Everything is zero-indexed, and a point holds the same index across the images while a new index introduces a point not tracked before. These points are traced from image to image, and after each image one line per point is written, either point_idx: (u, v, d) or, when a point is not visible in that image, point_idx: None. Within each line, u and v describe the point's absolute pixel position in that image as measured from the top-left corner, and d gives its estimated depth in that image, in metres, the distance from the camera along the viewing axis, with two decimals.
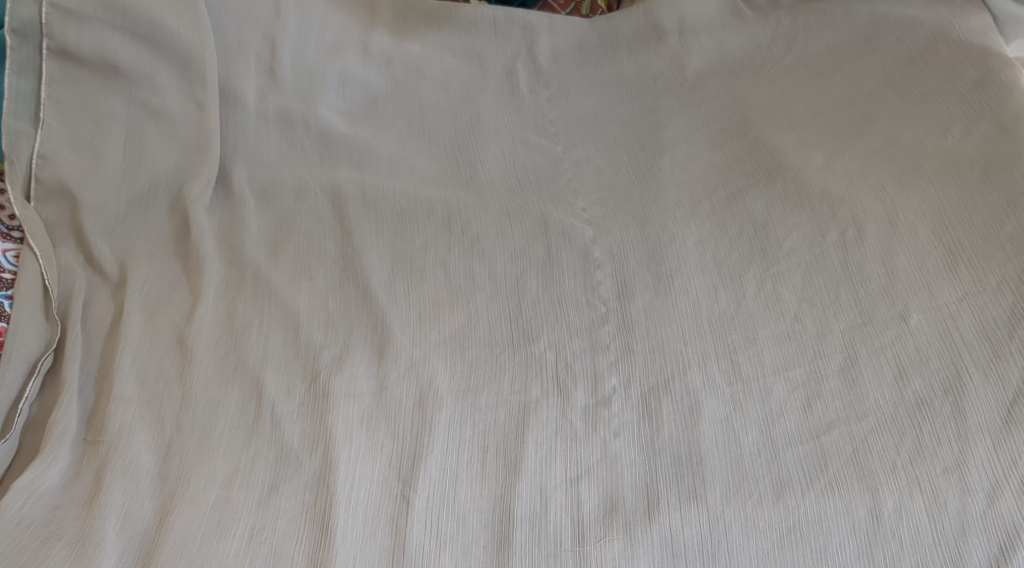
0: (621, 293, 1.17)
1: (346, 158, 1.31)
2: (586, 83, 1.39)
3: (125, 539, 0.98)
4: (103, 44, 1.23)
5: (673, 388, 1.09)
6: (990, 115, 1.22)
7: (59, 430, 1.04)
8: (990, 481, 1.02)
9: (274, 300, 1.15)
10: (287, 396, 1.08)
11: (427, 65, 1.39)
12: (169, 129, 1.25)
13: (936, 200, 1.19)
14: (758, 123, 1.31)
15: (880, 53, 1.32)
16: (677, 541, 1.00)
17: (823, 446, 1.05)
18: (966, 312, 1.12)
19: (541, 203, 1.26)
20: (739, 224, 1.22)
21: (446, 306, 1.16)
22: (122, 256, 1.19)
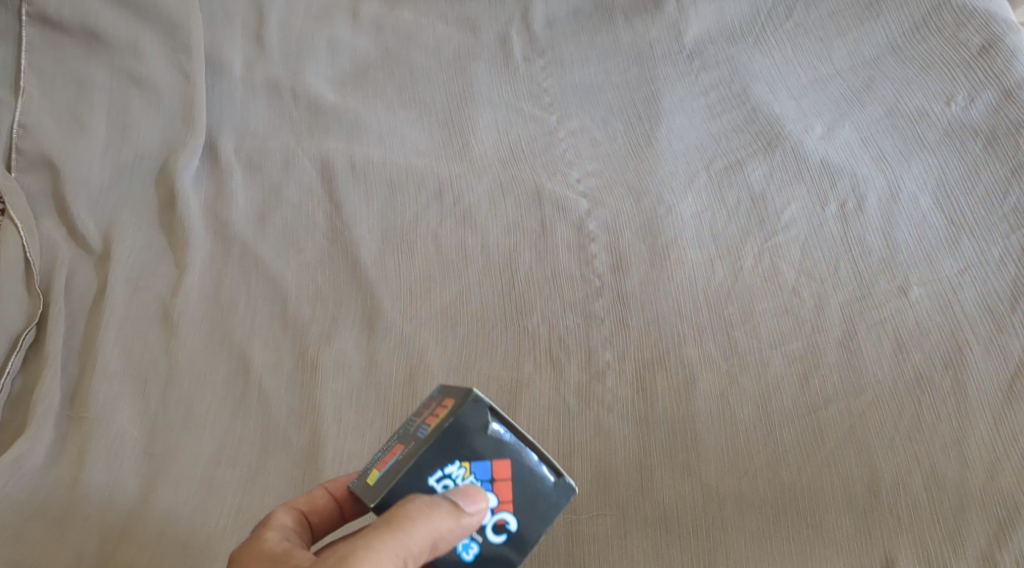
0: (616, 266, 1.14)
1: (335, 128, 1.27)
2: (581, 52, 1.34)
3: (110, 518, 0.98)
4: (84, 11, 1.23)
5: (668, 361, 1.07)
6: (995, 84, 1.21)
7: (43, 406, 1.03)
8: (991, 457, 1.00)
9: (262, 274, 1.14)
10: (275, 369, 1.07)
11: (419, 33, 1.35)
12: (154, 99, 1.23)
13: (938, 170, 1.17)
14: (756, 91, 1.27)
15: (882, 20, 1.29)
16: (671, 518, 0.99)
17: (820, 422, 1.03)
18: (968, 284, 1.09)
19: (534, 173, 1.23)
20: (736, 196, 1.18)
21: (438, 279, 1.14)
22: (107, 227, 1.16)
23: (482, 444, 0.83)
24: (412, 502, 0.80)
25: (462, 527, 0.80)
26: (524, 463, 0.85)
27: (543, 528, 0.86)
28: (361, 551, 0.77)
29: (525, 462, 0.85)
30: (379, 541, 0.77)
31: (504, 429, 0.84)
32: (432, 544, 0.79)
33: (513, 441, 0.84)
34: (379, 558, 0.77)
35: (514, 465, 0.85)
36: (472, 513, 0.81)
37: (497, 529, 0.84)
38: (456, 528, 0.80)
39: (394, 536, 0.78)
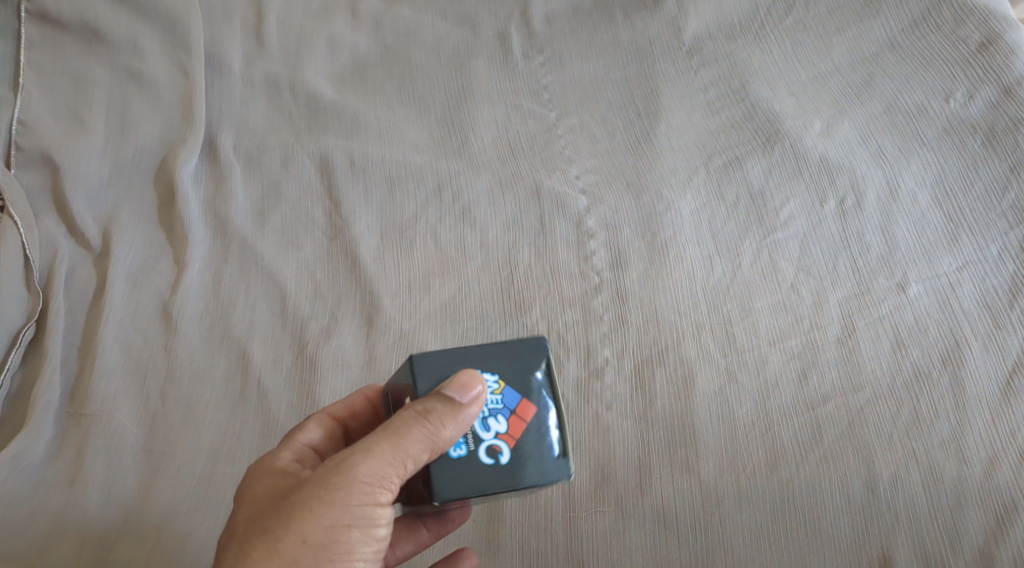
0: (615, 263, 1.14)
1: (334, 125, 1.26)
2: (581, 49, 1.33)
3: (110, 515, 0.99)
4: (84, 8, 1.24)
5: (667, 358, 1.07)
6: (994, 81, 1.21)
7: (43, 403, 1.03)
8: (988, 454, 1.01)
9: (261, 271, 1.14)
10: (274, 366, 1.07)
11: (418, 29, 1.35)
12: (153, 96, 1.23)
13: (937, 167, 1.17)
14: (756, 87, 1.26)
15: (881, 16, 1.28)
16: (670, 514, 1.00)
17: (819, 419, 1.03)
18: (966, 281, 1.09)
19: (534, 170, 1.23)
20: (735, 193, 1.18)
21: (437, 276, 1.14)
22: (106, 224, 1.16)
23: (503, 364, 0.88)
24: (413, 405, 0.83)
25: (458, 425, 0.83)
26: (546, 393, 0.87)
27: (538, 478, 0.85)
28: (362, 457, 0.82)
29: (544, 391, 0.88)
30: (377, 446, 0.82)
31: (533, 355, 0.88)
32: (432, 450, 0.83)
33: (540, 371, 0.88)
34: (379, 463, 0.82)
35: (536, 414, 0.87)
36: (470, 408, 0.83)
37: (490, 448, 0.85)
38: (455, 428, 0.82)
39: (392, 441, 0.82)
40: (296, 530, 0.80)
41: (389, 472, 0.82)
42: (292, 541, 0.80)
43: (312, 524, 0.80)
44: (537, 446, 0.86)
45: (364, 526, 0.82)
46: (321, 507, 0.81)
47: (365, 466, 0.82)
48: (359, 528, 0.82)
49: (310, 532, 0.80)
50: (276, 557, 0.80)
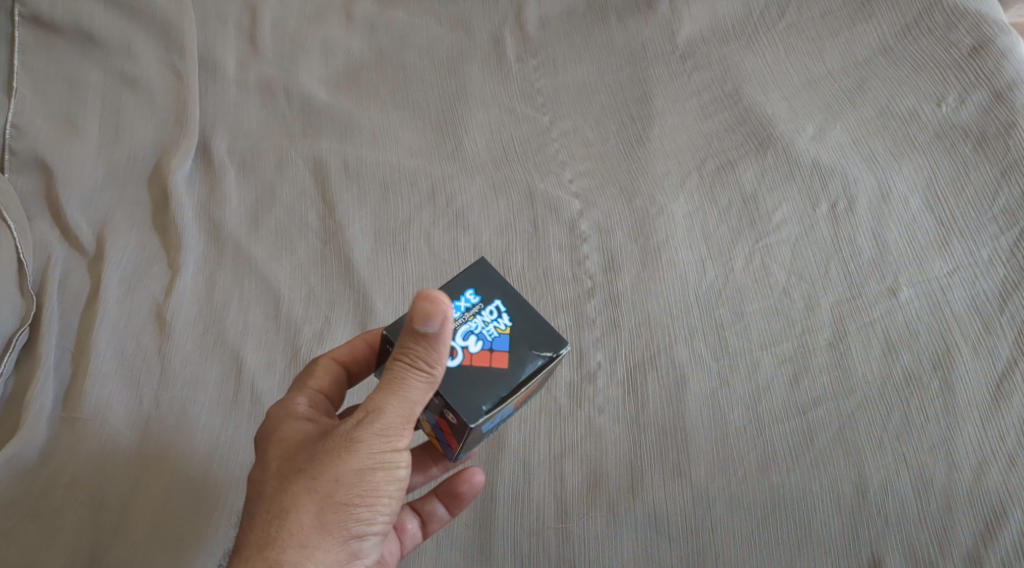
0: (608, 267, 1.14)
1: (328, 128, 1.27)
2: (575, 52, 1.33)
3: (103, 519, 0.99)
4: (77, 11, 1.24)
5: (659, 362, 1.08)
6: (986, 84, 1.21)
7: (36, 407, 1.03)
8: (978, 457, 1.01)
9: (254, 274, 1.14)
10: (268, 370, 1.08)
11: (413, 32, 1.35)
12: (147, 100, 1.23)
13: (929, 171, 1.17)
14: (749, 91, 1.27)
15: (874, 20, 1.29)
16: (662, 519, 1.01)
17: (810, 423, 1.04)
18: (958, 285, 1.10)
19: (527, 173, 1.23)
20: (728, 197, 1.19)
21: (431, 280, 1.15)
22: (99, 228, 1.16)
23: (522, 325, 0.93)
24: (404, 354, 0.86)
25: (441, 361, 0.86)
26: (529, 364, 0.91)
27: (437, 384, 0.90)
28: (377, 403, 0.87)
29: (529, 361, 0.91)
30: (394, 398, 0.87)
31: (546, 341, 0.92)
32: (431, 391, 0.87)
33: (541, 356, 0.91)
34: (391, 413, 0.87)
35: (503, 361, 0.91)
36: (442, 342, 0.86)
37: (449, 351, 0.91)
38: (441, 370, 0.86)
39: (397, 389, 0.86)
40: (327, 470, 0.86)
41: (401, 418, 0.87)
42: (325, 480, 0.86)
43: (340, 466, 0.86)
44: (480, 385, 0.90)
45: (387, 469, 0.88)
46: (348, 451, 0.86)
47: (379, 413, 0.87)
48: (382, 468, 0.88)
49: (341, 472, 0.86)
50: (311, 495, 0.86)
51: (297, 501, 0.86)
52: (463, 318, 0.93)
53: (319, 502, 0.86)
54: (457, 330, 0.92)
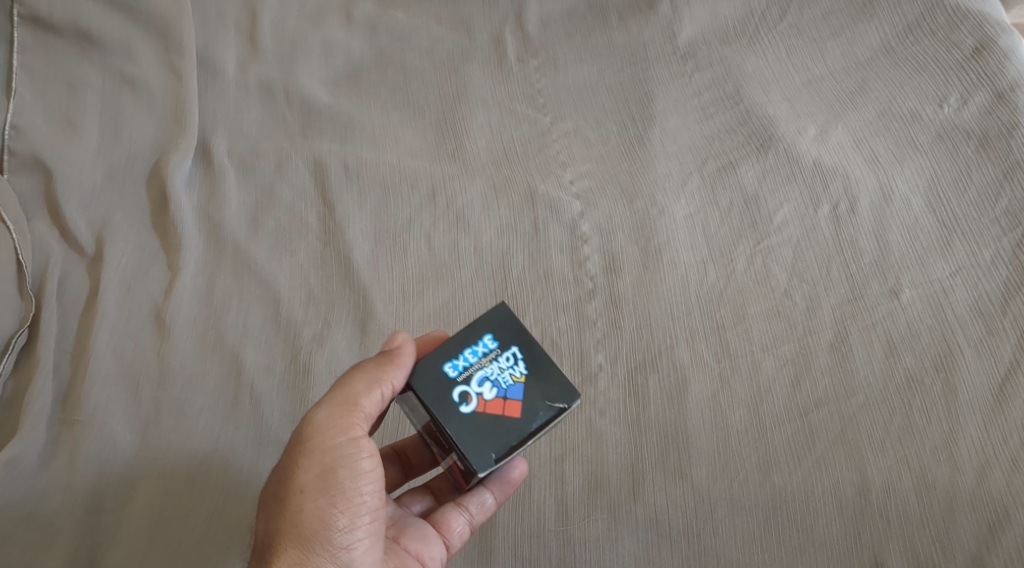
0: (609, 268, 1.14)
1: (328, 129, 1.26)
2: (575, 53, 1.33)
3: (102, 521, 0.99)
4: (76, 12, 1.23)
5: (661, 364, 1.07)
6: (988, 85, 1.20)
7: (35, 409, 1.03)
8: (980, 460, 1.01)
9: (254, 276, 1.14)
10: (268, 373, 1.07)
11: (413, 32, 1.34)
12: (147, 100, 1.23)
13: (930, 172, 1.17)
14: (750, 92, 1.26)
15: (876, 20, 1.28)
16: (663, 521, 1.00)
17: (811, 425, 1.03)
18: (960, 286, 1.09)
19: (528, 174, 1.23)
20: (729, 198, 1.18)
21: (431, 282, 1.14)
22: (99, 229, 1.16)
23: (537, 374, 0.95)
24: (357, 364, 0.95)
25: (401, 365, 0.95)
26: (541, 415, 0.94)
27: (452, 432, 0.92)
28: (327, 409, 0.93)
29: (542, 413, 0.94)
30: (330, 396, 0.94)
31: (561, 392, 0.95)
32: (384, 386, 0.94)
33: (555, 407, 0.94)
34: (335, 413, 0.93)
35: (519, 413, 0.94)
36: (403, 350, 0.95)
37: (463, 397, 0.94)
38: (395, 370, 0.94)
39: (347, 391, 0.94)
40: (292, 485, 0.91)
41: (353, 416, 0.93)
42: (293, 495, 0.91)
43: (302, 476, 0.91)
44: (491, 432, 0.93)
45: (348, 464, 0.92)
46: (304, 459, 0.91)
47: (330, 417, 0.93)
48: (345, 467, 0.92)
49: (304, 481, 0.91)
50: (284, 512, 0.91)
51: (276, 524, 0.91)
52: (480, 363, 0.95)
53: (294, 519, 0.90)
54: (472, 377, 0.95)
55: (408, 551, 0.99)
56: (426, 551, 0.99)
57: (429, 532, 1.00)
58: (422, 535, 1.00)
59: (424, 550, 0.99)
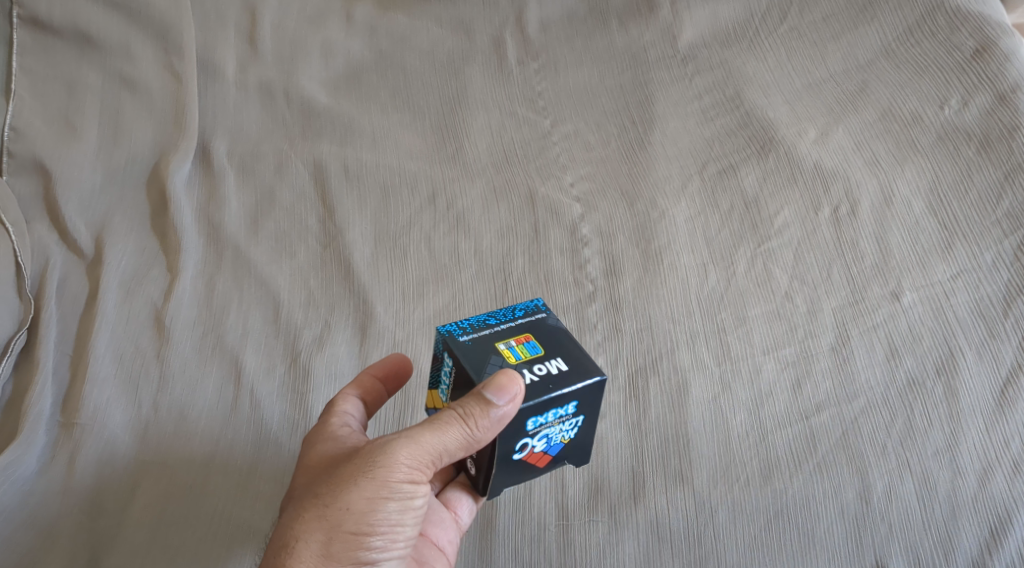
0: (610, 271, 1.14)
1: (328, 131, 1.26)
2: (575, 56, 1.33)
3: (100, 525, 0.98)
4: (76, 14, 1.24)
5: (661, 367, 1.07)
6: (988, 88, 1.20)
7: (34, 411, 1.02)
8: (982, 463, 1.01)
9: (254, 278, 1.14)
10: (267, 376, 1.07)
11: (413, 35, 1.34)
12: (147, 102, 1.23)
13: (931, 174, 1.17)
14: (750, 95, 1.26)
15: (876, 23, 1.28)
16: (664, 525, 1.00)
17: (813, 428, 1.03)
18: (961, 289, 1.09)
19: (528, 177, 1.22)
20: (729, 201, 1.18)
21: (431, 284, 1.14)
22: (98, 231, 1.16)
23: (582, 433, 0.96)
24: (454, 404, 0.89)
25: (495, 422, 0.87)
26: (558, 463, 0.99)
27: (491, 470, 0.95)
28: (404, 441, 0.89)
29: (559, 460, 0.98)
30: (418, 433, 0.89)
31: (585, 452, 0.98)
32: (467, 445, 0.89)
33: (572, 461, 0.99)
34: (412, 450, 0.89)
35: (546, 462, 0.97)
36: (503, 408, 0.86)
37: (520, 447, 0.93)
38: (488, 432, 0.88)
39: (434, 431, 0.89)
40: (340, 499, 0.87)
41: (427, 454, 0.89)
42: (337, 508, 0.87)
43: (352, 495, 0.87)
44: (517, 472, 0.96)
45: (401, 500, 0.89)
46: (364, 480, 0.87)
47: (406, 449, 0.88)
48: (396, 500, 0.88)
49: (353, 501, 0.87)
50: (322, 522, 0.87)
51: (308, 527, 0.87)
52: (551, 424, 0.92)
53: (327, 531, 0.87)
54: (539, 432, 0.92)
55: (427, 539, 0.98)
56: (445, 536, 0.98)
57: (445, 515, 0.99)
58: (440, 518, 0.99)
59: (443, 534, 0.98)
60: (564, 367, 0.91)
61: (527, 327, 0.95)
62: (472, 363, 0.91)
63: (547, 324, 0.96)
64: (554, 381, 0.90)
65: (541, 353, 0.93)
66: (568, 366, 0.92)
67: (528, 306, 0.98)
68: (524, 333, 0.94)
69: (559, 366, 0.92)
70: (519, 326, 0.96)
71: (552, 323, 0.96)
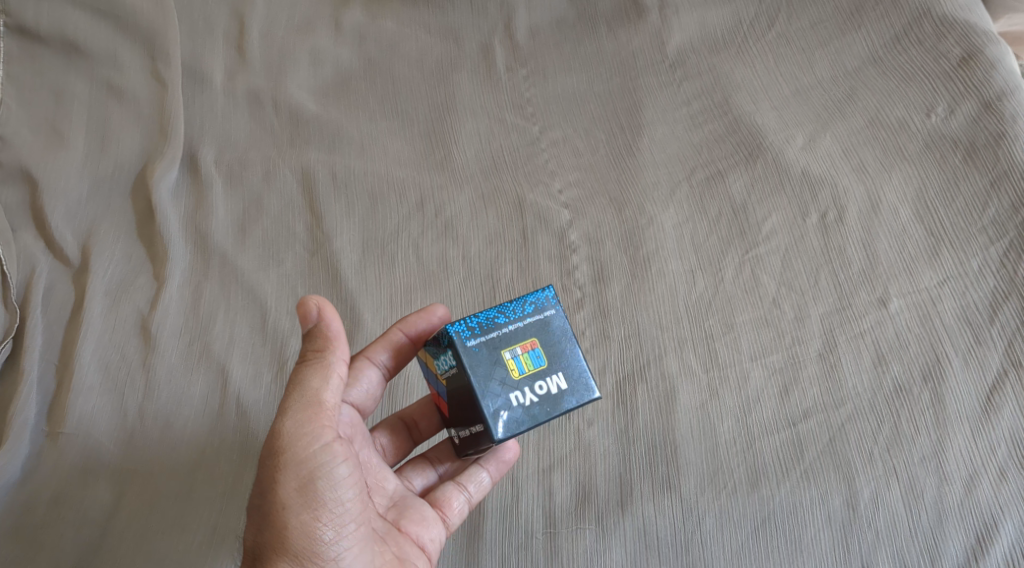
0: (598, 277, 1.14)
1: (316, 138, 1.26)
2: (564, 62, 1.33)
3: (86, 535, 0.98)
4: (64, 22, 1.23)
5: (649, 374, 1.07)
6: (975, 95, 1.21)
7: (19, 421, 1.02)
8: (968, 470, 1.01)
9: (242, 286, 1.13)
10: (254, 384, 1.07)
11: (402, 42, 1.34)
12: (134, 110, 1.23)
13: (918, 181, 1.17)
14: (739, 101, 1.26)
15: (863, 30, 1.29)
16: (651, 532, 1.00)
17: (799, 435, 1.03)
18: (947, 296, 1.09)
19: (516, 183, 1.22)
20: (717, 207, 1.18)
21: (419, 292, 1.14)
22: (84, 239, 1.15)
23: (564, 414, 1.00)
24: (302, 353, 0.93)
25: (326, 341, 0.93)
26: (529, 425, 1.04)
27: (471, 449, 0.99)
28: (295, 406, 0.90)
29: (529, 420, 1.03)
30: (294, 389, 0.91)
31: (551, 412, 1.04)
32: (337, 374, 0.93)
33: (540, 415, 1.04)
34: (302, 407, 0.91)
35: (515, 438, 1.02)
36: (331, 325, 0.93)
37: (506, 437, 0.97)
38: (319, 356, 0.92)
39: (302, 381, 0.91)
40: (275, 488, 0.89)
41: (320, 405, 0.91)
42: (278, 497, 0.89)
43: (284, 477, 0.89)
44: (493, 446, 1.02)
45: (326, 460, 0.90)
46: (284, 457, 0.89)
47: (299, 411, 0.90)
48: (323, 462, 0.90)
49: (286, 484, 0.89)
50: (273, 517, 0.89)
51: (268, 526, 0.89)
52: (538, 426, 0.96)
53: (284, 524, 0.88)
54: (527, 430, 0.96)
55: (408, 536, 0.99)
56: (426, 533, 1.00)
57: (428, 514, 1.01)
58: (422, 517, 1.00)
59: (424, 532, 1.00)
60: (564, 387, 0.93)
61: (534, 331, 0.94)
62: (478, 378, 0.92)
63: (555, 326, 0.95)
64: (552, 404, 0.93)
65: (544, 366, 0.94)
66: (568, 385, 0.94)
67: (538, 298, 0.95)
68: (531, 341, 0.94)
69: (558, 386, 0.93)
70: (526, 326, 0.94)
71: (560, 325, 0.95)
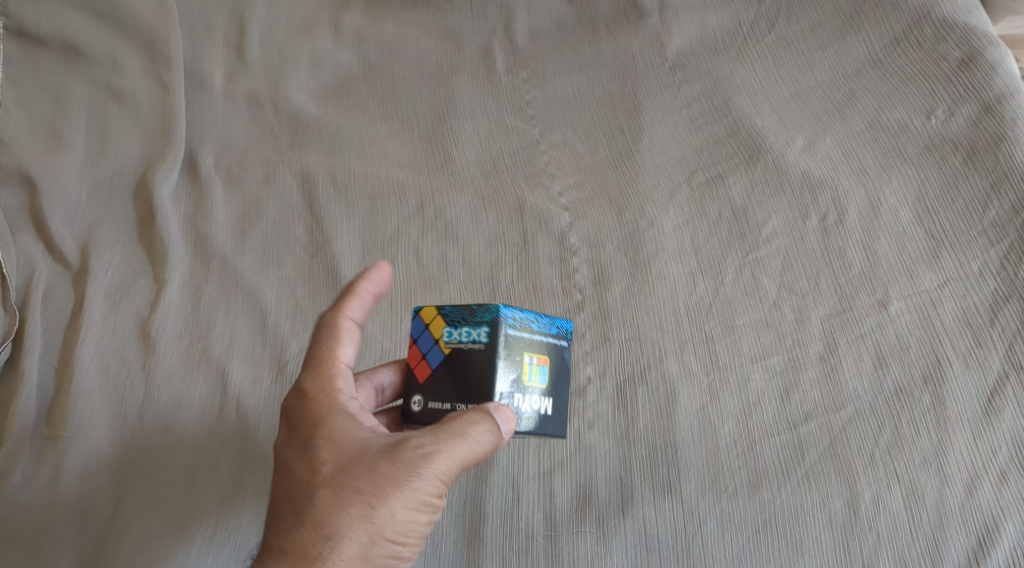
0: (598, 280, 1.14)
1: (316, 141, 1.26)
2: (564, 64, 1.32)
3: (86, 538, 0.98)
4: (63, 24, 1.23)
5: (649, 376, 1.07)
6: (975, 97, 1.21)
7: (18, 424, 1.02)
8: (969, 473, 1.01)
9: (241, 289, 1.13)
10: (254, 386, 1.07)
11: (401, 45, 1.34)
12: (133, 112, 1.22)
13: (918, 183, 1.17)
14: (739, 103, 1.26)
15: (863, 32, 1.28)
16: (651, 535, 1.00)
17: (800, 437, 1.03)
18: (948, 298, 1.09)
19: (517, 185, 1.22)
20: (717, 210, 1.18)
21: (418, 295, 1.14)
22: (83, 242, 1.15)
23: None
24: (483, 417, 0.88)
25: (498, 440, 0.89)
26: None
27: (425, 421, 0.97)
28: (449, 448, 0.87)
29: None
30: (465, 443, 0.87)
31: None
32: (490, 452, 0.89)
33: None
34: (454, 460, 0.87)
35: None
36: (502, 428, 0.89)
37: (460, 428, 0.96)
38: (493, 436, 0.88)
39: (469, 440, 0.87)
40: (385, 504, 0.85)
41: (462, 464, 0.88)
42: (381, 514, 0.84)
43: (394, 502, 0.85)
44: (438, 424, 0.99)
45: (433, 509, 0.88)
46: (409, 490, 0.85)
47: (448, 460, 0.86)
48: (429, 509, 0.87)
49: (395, 510, 0.85)
50: (366, 525, 0.84)
51: (353, 528, 0.84)
52: None
53: (367, 536, 0.84)
54: None
55: None
56: None
57: None
58: None
59: None
60: (551, 414, 0.96)
61: (551, 351, 0.96)
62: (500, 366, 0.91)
63: (563, 355, 0.97)
64: (538, 424, 0.94)
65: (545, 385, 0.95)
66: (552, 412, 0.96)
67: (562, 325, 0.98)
68: (545, 357, 0.95)
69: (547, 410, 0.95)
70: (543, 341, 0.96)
71: (565, 357, 0.98)
